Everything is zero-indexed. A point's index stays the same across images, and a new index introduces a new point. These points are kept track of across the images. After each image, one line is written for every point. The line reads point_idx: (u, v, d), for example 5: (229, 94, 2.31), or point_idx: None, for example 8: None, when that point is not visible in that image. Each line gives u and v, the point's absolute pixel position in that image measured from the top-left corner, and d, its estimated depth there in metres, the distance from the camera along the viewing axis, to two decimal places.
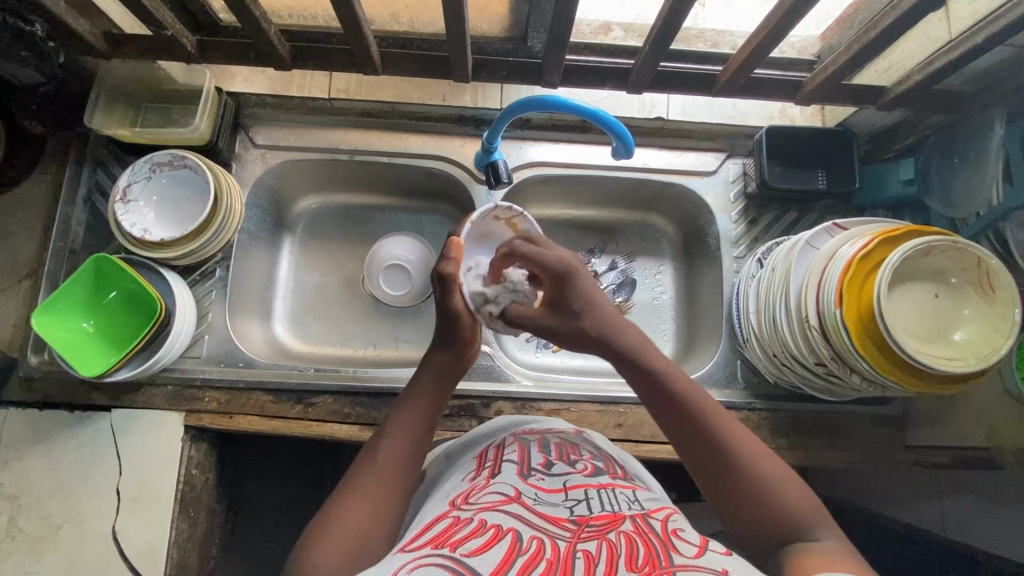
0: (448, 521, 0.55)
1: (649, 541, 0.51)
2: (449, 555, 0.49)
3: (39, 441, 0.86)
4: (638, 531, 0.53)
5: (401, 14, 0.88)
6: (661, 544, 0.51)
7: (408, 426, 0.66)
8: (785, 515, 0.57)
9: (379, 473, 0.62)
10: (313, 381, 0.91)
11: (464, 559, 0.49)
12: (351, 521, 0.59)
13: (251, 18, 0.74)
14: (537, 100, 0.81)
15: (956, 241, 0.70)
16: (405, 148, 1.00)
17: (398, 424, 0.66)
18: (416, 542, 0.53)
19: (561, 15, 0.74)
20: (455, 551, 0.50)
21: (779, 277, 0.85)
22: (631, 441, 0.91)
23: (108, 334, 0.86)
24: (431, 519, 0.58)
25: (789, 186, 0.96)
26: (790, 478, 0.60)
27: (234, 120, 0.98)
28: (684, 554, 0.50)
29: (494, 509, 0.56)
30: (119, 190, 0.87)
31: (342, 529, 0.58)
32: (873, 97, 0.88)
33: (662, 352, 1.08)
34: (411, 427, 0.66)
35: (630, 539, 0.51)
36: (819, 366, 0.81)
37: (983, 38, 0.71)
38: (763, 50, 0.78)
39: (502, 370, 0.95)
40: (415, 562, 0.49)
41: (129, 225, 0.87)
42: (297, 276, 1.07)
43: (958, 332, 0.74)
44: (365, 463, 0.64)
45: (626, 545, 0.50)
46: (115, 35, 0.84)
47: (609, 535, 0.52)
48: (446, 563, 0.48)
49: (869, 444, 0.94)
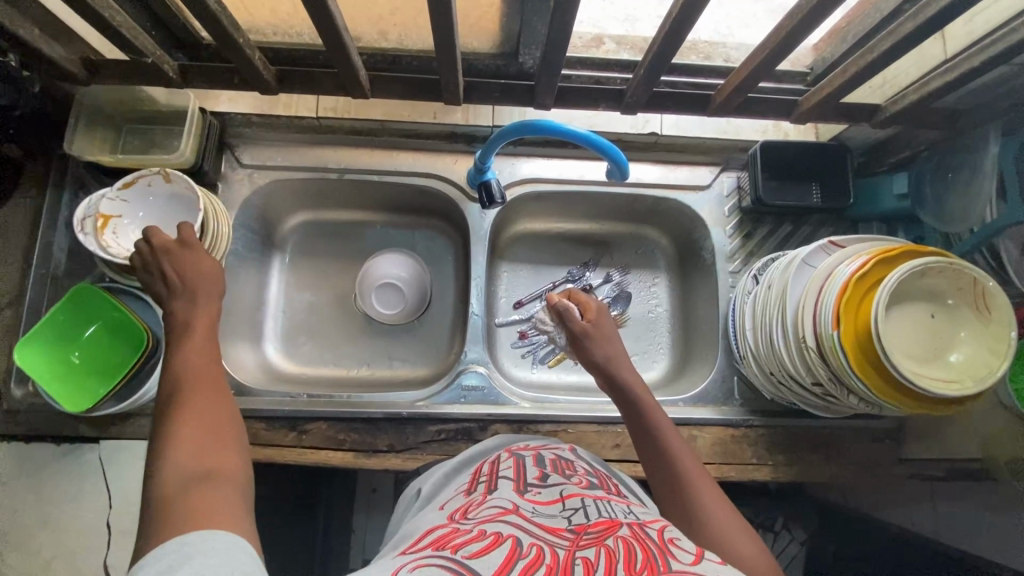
0: (447, 529, 0.55)
1: (647, 547, 0.50)
2: (451, 557, 0.48)
3: (27, 475, 0.84)
4: (636, 537, 0.52)
5: (389, 31, 0.84)
6: (659, 551, 0.49)
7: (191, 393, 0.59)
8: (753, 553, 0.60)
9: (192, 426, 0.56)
10: (307, 409, 0.89)
11: (465, 561, 0.47)
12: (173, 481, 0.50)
13: (235, 46, 0.71)
14: (530, 125, 0.79)
15: (952, 262, 0.70)
16: (395, 166, 0.99)
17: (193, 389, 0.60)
18: (416, 546, 0.52)
19: (554, 41, 0.73)
20: (455, 554, 0.49)
21: (774, 296, 0.85)
22: (629, 462, 0.90)
23: (95, 365, 0.83)
24: (428, 528, 0.57)
25: (785, 202, 0.95)
26: (739, 522, 0.64)
27: (220, 140, 0.96)
28: (681, 560, 0.48)
29: (493, 521, 0.55)
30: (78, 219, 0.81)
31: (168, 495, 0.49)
32: (867, 114, 0.87)
33: (658, 366, 1.08)
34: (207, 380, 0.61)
35: (628, 545, 0.50)
36: (817, 386, 0.81)
37: (980, 61, 0.70)
38: (760, 72, 0.77)
39: (499, 393, 0.94)
40: (416, 562, 0.48)
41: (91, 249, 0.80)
42: (288, 295, 1.05)
43: (954, 354, 0.73)
44: (162, 431, 0.55)
45: (625, 551, 0.49)
46: (94, 61, 0.80)
47: (607, 542, 0.51)
48: (446, 564, 0.47)
49: (865, 458, 0.95)
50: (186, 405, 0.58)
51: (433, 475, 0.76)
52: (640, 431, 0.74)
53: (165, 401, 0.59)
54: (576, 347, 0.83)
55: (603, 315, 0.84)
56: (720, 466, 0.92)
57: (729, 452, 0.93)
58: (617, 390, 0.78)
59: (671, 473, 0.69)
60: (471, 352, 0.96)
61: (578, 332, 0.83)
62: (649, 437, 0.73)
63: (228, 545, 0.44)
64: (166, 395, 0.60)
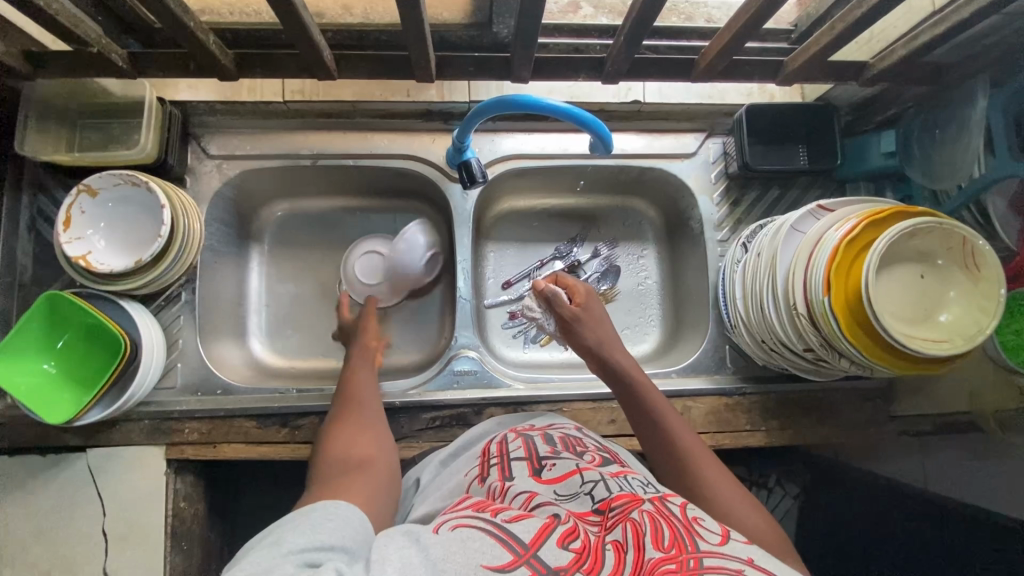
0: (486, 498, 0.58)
1: (672, 524, 0.49)
2: (491, 520, 0.50)
3: (14, 488, 0.82)
4: (660, 513, 0.51)
5: (353, 5, 0.81)
6: (684, 528, 0.49)
7: (359, 444, 0.70)
8: (758, 522, 0.61)
9: (356, 421, 0.74)
10: (297, 404, 0.87)
11: (503, 525, 0.50)
12: (339, 456, 0.68)
13: (184, 30, 0.66)
14: (508, 100, 0.76)
15: (943, 221, 0.69)
16: (370, 148, 0.95)
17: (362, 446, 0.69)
18: (457, 507, 0.55)
19: (528, 12, 0.69)
20: (495, 517, 0.51)
21: (764, 263, 0.84)
22: (626, 436, 0.90)
23: (75, 373, 0.81)
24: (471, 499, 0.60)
25: (772, 166, 0.94)
26: (741, 494, 0.64)
27: (184, 129, 0.91)
28: (707, 541, 0.47)
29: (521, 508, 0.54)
30: (72, 237, 0.80)
31: (331, 468, 0.66)
32: (854, 73, 0.84)
33: (649, 337, 1.07)
34: (371, 443, 0.71)
35: (653, 520, 0.50)
36: (809, 351, 0.81)
37: (970, 12, 0.68)
38: (745, 35, 0.74)
39: (492, 375, 0.92)
40: (458, 521, 0.51)
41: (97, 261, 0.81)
42: (270, 287, 1.02)
43: (944, 313, 0.73)
44: (335, 471, 0.66)
45: (651, 526, 0.49)
46: (37, 54, 0.75)
47: (632, 516, 0.50)
48: (487, 528, 0.49)
49: (856, 418, 0.96)
50: (358, 457, 0.68)
51: (429, 462, 0.77)
52: (636, 411, 0.74)
53: (338, 447, 0.70)
54: (567, 332, 0.83)
55: (592, 300, 0.84)
56: (714, 435, 0.93)
57: (723, 421, 0.94)
58: (610, 373, 0.78)
59: (670, 451, 0.70)
60: (462, 336, 0.94)
61: (565, 318, 0.82)
62: (646, 416, 0.73)
63: (357, 533, 0.53)
64: (334, 445, 0.70)
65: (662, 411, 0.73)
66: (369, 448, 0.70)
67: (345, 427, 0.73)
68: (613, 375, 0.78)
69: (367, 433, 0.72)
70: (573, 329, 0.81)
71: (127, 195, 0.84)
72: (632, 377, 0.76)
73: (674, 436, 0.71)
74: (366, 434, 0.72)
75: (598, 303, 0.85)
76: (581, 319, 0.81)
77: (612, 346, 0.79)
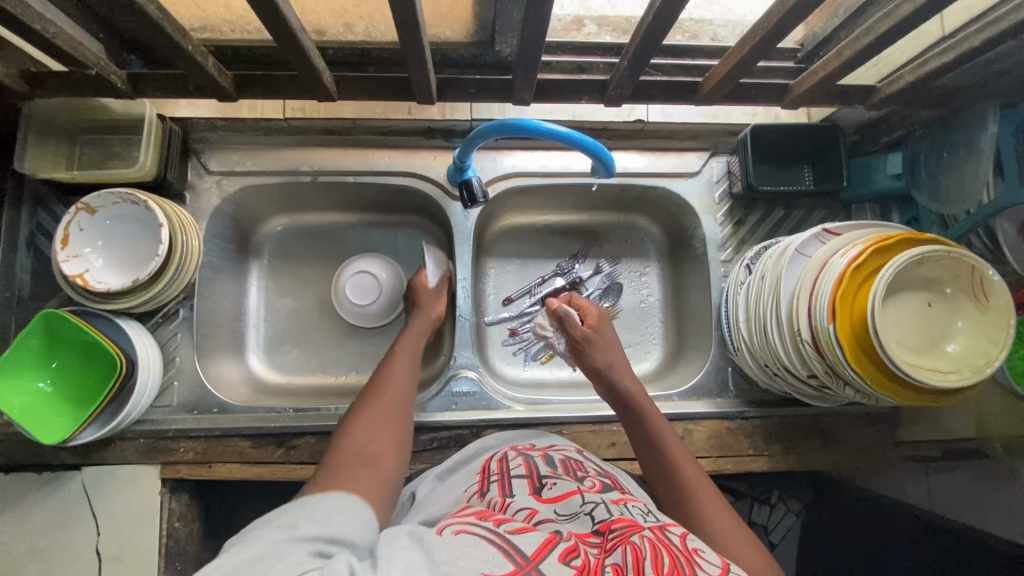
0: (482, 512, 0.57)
1: (673, 552, 0.48)
2: (494, 531, 0.50)
3: (9, 507, 0.81)
4: (660, 540, 0.50)
5: (355, 23, 0.78)
6: (684, 558, 0.47)
7: (379, 419, 0.70)
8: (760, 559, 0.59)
9: (382, 392, 0.74)
10: (294, 424, 0.87)
11: (507, 537, 0.49)
12: (360, 426, 0.69)
13: (182, 52, 0.66)
14: (508, 125, 0.75)
15: (951, 249, 0.68)
16: (371, 165, 0.94)
17: (382, 419, 0.70)
18: (461, 514, 0.55)
19: (530, 36, 0.68)
20: (498, 527, 0.51)
21: (768, 287, 0.83)
22: (626, 460, 0.89)
23: (70, 393, 0.80)
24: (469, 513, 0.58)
25: (776, 187, 0.92)
26: (742, 528, 0.62)
27: (183, 146, 0.90)
28: (708, 572, 0.46)
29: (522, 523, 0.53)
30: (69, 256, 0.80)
31: (350, 437, 0.68)
32: (861, 96, 0.83)
33: (651, 356, 1.06)
34: (391, 419, 0.71)
35: (654, 546, 0.48)
36: (813, 377, 0.79)
37: (981, 40, 0.67)
38: (751, 59, 0.73)
39: (491, 396, 0.91)
40: (460, 528, 0.51)
41: (94, 281, 0.81)
42: (269, 303, 1.02)
43: (951, 344, 0.71)
44: (354, 441, 0.67)
45: (650, 551, 0.47)
46: (35, 73, 0.74)
47: (632, 540, 0.49)
48: (489, 539, 0.48)
49: (861, 443, 0.94)
50: (377, 430, 0.69)
51: (424, 476, 0.75)
52: (641, 438, 0.74)
53: (362, 413, 0.71)
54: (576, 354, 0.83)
55: (603, 321, 0.86)
56: (715, 459, 0.92)
57: (725, 445, 0.93)
58: (617, 398, 0.78)
59: (671, 480, 0.68)
60: (461, 356, 0.93)
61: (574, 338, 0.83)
62: (649, 444, 0.73)
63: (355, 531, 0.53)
64: (359, 411, 0.71)
65: (667, 439, 0.73)
66: (389, 422, 0.71)
67: (372, 398, 0.73)
68: (620, 400, 0.78)
69: (392, 408, 0.72)
70: (583, 350, 0.82)
71: (126, 213, 0.83)
72: (639, 403, 0.76)
73: (677, 465, 0.69)
74: (389, 410, 0.72)
75: (609, 326, 0.86)
76: (591, 341, 0.82)
77: (621, 370, 0.80)
